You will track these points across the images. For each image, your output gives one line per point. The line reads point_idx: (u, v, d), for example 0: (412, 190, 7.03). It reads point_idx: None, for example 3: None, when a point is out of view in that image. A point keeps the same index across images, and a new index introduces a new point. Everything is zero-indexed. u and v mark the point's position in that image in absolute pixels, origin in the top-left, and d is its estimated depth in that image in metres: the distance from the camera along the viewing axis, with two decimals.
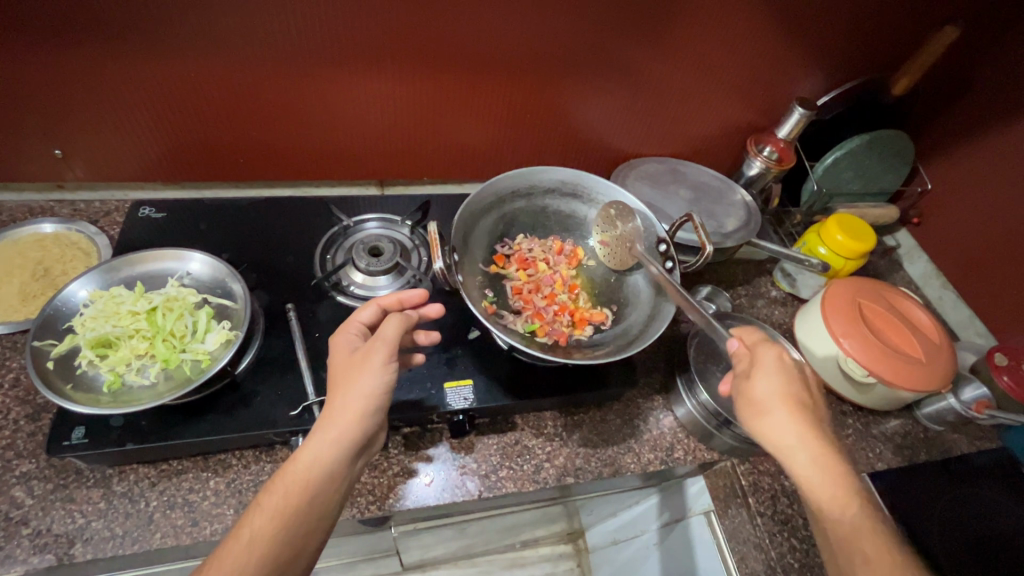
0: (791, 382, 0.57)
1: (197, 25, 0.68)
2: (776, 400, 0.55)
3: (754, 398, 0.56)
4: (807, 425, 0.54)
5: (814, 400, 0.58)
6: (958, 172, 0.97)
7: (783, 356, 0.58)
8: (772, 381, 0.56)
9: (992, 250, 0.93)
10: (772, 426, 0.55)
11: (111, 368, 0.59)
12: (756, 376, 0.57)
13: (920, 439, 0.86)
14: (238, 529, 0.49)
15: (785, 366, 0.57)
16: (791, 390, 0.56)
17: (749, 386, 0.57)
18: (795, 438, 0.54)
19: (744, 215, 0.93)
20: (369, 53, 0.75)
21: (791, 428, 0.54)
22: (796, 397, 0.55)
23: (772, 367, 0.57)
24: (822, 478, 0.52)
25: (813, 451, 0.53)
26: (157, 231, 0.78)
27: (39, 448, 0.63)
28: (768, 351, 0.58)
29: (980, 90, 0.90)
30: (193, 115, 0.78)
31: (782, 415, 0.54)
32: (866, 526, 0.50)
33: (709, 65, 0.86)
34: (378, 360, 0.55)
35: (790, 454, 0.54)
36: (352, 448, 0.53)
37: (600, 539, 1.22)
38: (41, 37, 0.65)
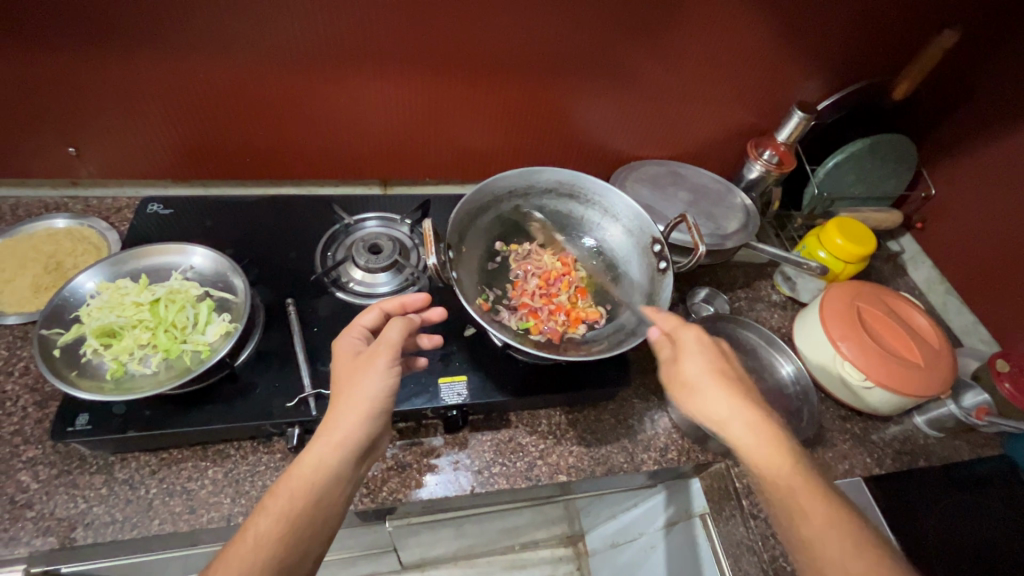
0: (714, 356, 0.59)
1: (204, 27, 0.70)
2: (704, 376, 0.57)
3: (686, 380, 0.58)
4: (734, 395, 0.55)
5: (742, 371, 0.59)
6: (962, 177, 0.96)
7: (702, 335, 0.60)
8: (700, 360, 0.58)
9: (996, 255, 0.92)
10: (705, 401, 0.56)
11: (115, 356, 0.61)
12: (683, 357, 0.59)
13: (920, 445, 0.85)
14: (244, 532, 0.50)
15: (707, 341, 0.60)
16: (717, 364, 0.58)
17: (677, 368, 0.59)
18: (729, 409, 0.55)
19: (743, 218, 0.93)
20: (370, 55, 0.77)
21: (724, 399, 0.55)
22: (722, 370, 0.57)
23: (694, 347, 0.59)
24: (758, 444, 0.53)
25: (747, 420, 0.54)
26: (164, 227, 0.80)
27: (45, 435, 0.65)
28: (688, 332, 0.60)
29: (983, 94, 0.89)
30: (200, 115, 0.81)
31: (710, 388, 0.56)
32: (802, 483, 0.51)
33: (708, 68, 0.86)
34: (381, 363, 0.56)
35: (728, 427, 0.55)
36: (356, 450, 0.54)
37: (600, 542, 1.21)
38: (56, 38, 0.68)
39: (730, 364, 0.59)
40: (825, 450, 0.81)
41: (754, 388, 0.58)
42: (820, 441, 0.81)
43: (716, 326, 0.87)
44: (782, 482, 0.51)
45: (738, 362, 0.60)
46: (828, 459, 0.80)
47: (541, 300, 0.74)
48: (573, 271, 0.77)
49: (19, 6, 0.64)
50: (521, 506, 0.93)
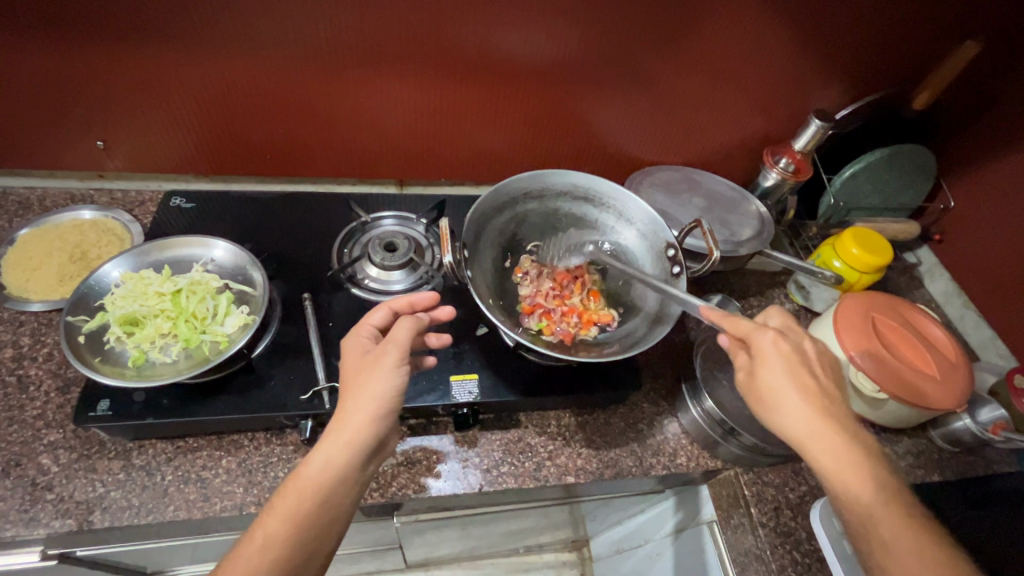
0: (797, 366, 0.54)
1: (232, 26, 0.72)
2: (788, 389, 0.54)
3: (765, 389, 0.55)
4: (818, 413, 0.53)
5: (826, 383, 0.55)
6: (982, 189, 0.95)
7: (780, 339, 0.56)
8: (778, 370, 0.54)
9: (1016, 269, 0.91)
10: (785, 416, 0.53)
11: (137, 344, 0.62)
12: (759, 366, 0.55)
13: (934, 459, 0.84)
14: (253, 531, 0.51)
15: (791, 352, 0.55)
16: (798, 375, 0.54)
17: (754, 375, 0.56)
18: (813, 428, 0.52)
19: (758, 225, 0.93)
20: (391, 56, 0.78)
21: (811, 414, 0.53)
22: (807, 386, 0.54)
23: (773, 355, 0.55)
24: (841, 465, 0.51)
25: (832, 441, 0.51)
26: (185, 220, 0.82)
27: (67, 419, 0.67)
28: (764, 336, 0.56)
29: (1005, 106, 0.88)
30: (224, 112, 0.82)
31: (792, 403, 0.53)
32: (889, 510, 0.50)
33: (726, 74, 0.87)
34: (388, 363, 0.56)
35: (808, 444, 0.52)
36: (363, 450, 0.54)
37: (606, 548, 1.21)
38: (89, 33, 0.70)
39: (814, 376, 0.55)
40: None
41: (837, 403, 0.54)
42: None
43: None
44: (864, 505, 0.50)
45: (823, 370, 0.56)
46: None
47: (557, 299, 0.75)
48: (585, 274, 0.78)
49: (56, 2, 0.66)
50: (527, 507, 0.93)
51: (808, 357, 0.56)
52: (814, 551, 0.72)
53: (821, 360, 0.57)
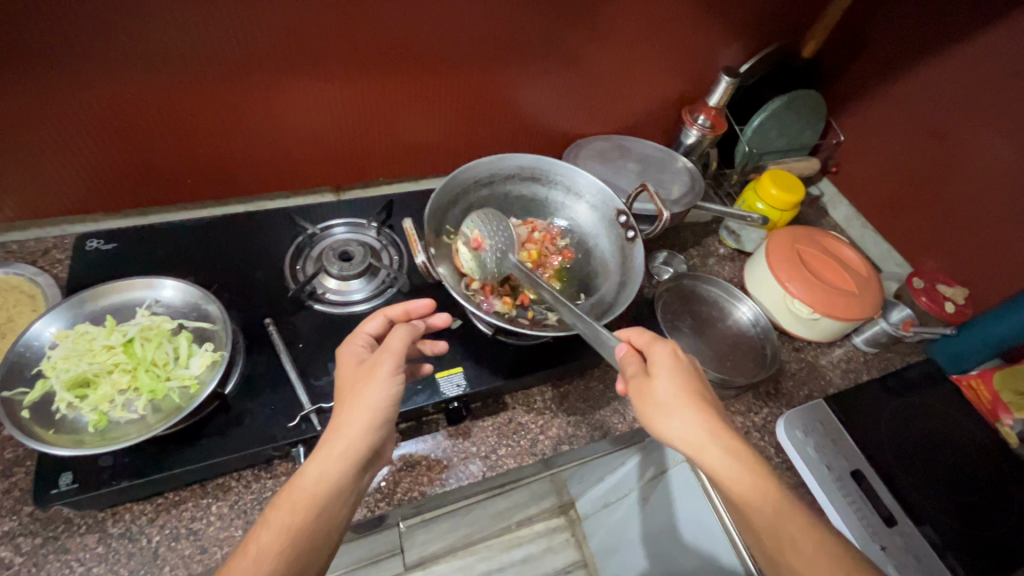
0: (683, 381, 0.55)
1: (125, 46, 0.65)
2: (679, 398, 0.54)
3: (658, 398, 0.54)
4: (709, 423, 0.52)
5: (705, 390, 0.56)
6: (864, 123, 1.08)
7: (675, 350, 0.58)
8: (668, 381, 0.55)
9: (900, 189, 1.05)
10: (674, 428, 0.53)
11: (94, 407, 0.56)
12: (657, 374, 0.56)
13: (862, 362, 0.96)
14: (245, 547, 0.48)
15: (678, 362, 0.57)
16: (686, 385, 0.55)
17: (650, 387, 0.55)
18: (703, 440, 0.52)
19: (688, 181, 1.00)
20: (310, 58, 0.75)
21: (704, 425, 0.52)
22: (697, 396, 0.54)
23: (665, 364, 0.56)
24: (753, 486, 0.49)
25: (733, 455, 0.51)
26: (108, 264, 0.74)
27: (19, 503, 0.60)
28: (660, 346, 0.58)
29: (875, 48, 1.00)
30: (130, 138, 0.75)
31: (682, 412, 0.53)
32: (796, 524, 0.48)
33: (641, 43, 0.91)
34: (384, 371, 0.54)
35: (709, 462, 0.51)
36: (359, 461, 0.52)
37: (591, 505, 1.27)
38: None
39: (701, 384, 0.56)
40: (786, 381, 0.90)
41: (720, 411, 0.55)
42: (782, 373, 0.90)
43: (679, 284, 0.94)
44: (779, 528, 0.48)
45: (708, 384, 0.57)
46: (790, 388, 0.89)
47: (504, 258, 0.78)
48: (551, 241, 0.81)
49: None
50: (506, 488, 0.95)
51: (696, 370, 0.58)
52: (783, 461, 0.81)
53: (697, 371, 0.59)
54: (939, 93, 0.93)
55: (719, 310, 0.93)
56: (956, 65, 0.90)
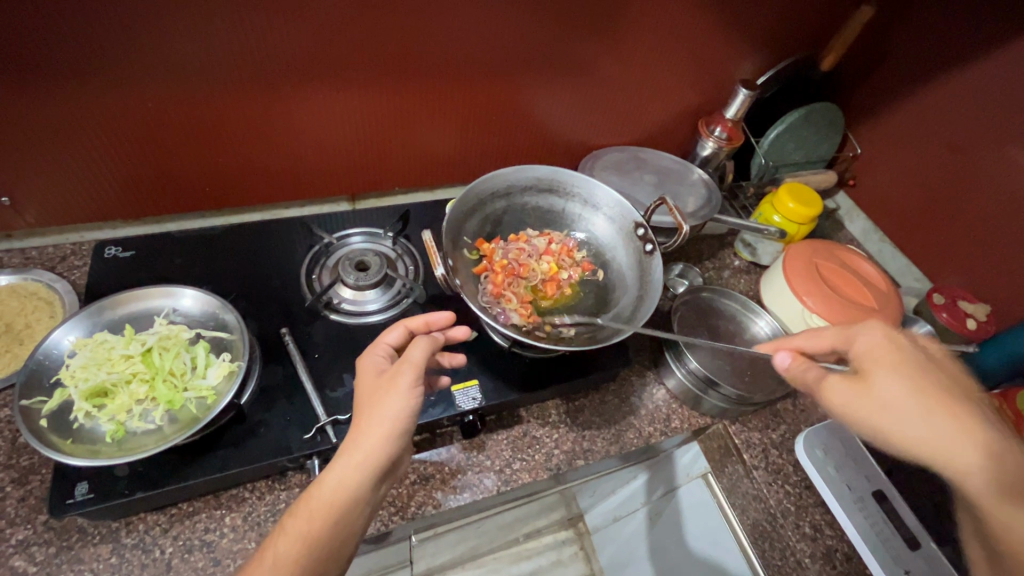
0: (913, 372, 0.51)
1: (150, 55, 0.65)
2: (908, 397, 0.50)
3: (884, 400, 0.50)
4: (966, 424, 0.48)
5: (950, 380, 0.52)
6: (882, 136, 1.07)
7: (888, 339, 0.55)
8: (893, 377, 0.51)
9: (919, 203, 1.04)
10: (903, 428, 0.49)
11: (112, 417, 0.56)
12: (875, 371, 0.52)
13: None
14: (263, 553, 0.49)
15: (902, 353, 0.53)
16: (917, 379, 0.51)
17: (867, 388, 0.51)
18: (956, 445, 0.47)
19: (705, 193, 0.99)
20: (331, 68, 0.75)
21: (954, 430, 0.48)
22: (931, 391, 0.50)
23: (888, 361, 0.52)
24: (1012, 484, 0.45)
25: (985, 450, 0.46)
26: (127, 271, 0.74)
27: (33, 512, 0.59)
28: (866, 333, 0.56)
29: (894, 61, 1.00)
30: (151, 146, 0.75)
31: (915, 412, 0.49)
32: None
33: (659, 55, 0.91)
34: (402, 384, 0.54)
35: (957, 465, 0.46)
36: (376, 472, 0.52)
37: (601, 518, 1.25)
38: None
39: (943, 375, 0.52)
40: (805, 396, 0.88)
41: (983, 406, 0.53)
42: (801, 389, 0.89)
43: (695, 298, 0.93)
44: None
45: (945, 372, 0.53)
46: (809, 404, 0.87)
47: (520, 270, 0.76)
48: (568, 253, 0.79)
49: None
50: (519, 501, 0.94)
51: (919, 355, 0.55)
52: (802, 480, 0.79)
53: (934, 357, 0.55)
54: (960, 106, 0.92)
55: (737, 324, 0.92)
56: (979, 78, 0.89)
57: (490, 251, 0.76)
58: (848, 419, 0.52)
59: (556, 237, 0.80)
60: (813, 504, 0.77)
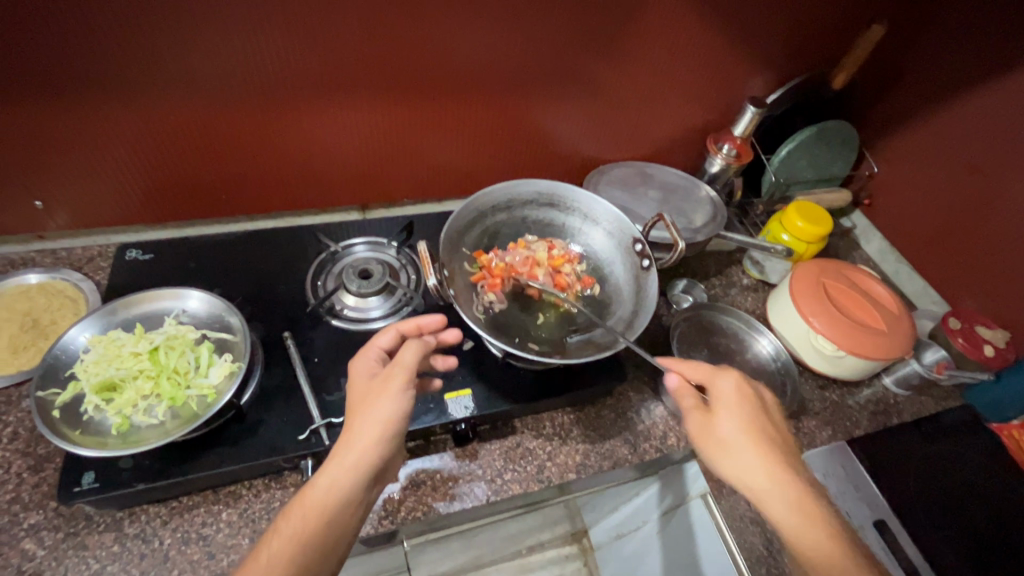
0: (751, 416, 0.58)
1: (172, 71, 0.70)
2: (739, 434, 0.57)
3: (720, 436, 0.57)
4: (774, 461, 0.55)
5: (778, 432, 0.59)
6: (899, 156, 1.05)
7: (740, 383, 0.60)
8: (735, 420, 0.57)
9: (937, 224, 1.01)
10: (728, 462, 0.56)
11: (118, 411, 0.60)
12: (721, 410, 0.59)
13: (892, 405, 0.91)
14: (258, 552, 0.50)
15: (742, 397, 0.59)
16: (747, 421, 0.58)
17: (713, 420, 0.58)
18: (754, 474, 0.54)
19: (710, 210, 0.99)
20: (341, 85, 0.78)
21: (766, 465, 0.55)
22: (761, 435, 0.57)
23: (729, 401, 0.59)
24: (798, 522, 0.52)
25: (788, 493, 0.53)
26: (145, 273, 0.79)
27: (46, 498, 0.63)
28: (725, 378, 0.61)
29: (911, 79, 0.98)
30: (172, 156, 0.80)
31: (744, 446, 0.56)
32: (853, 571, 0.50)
33: (666, 73, 0.92)
34: (395, 387, 0.55)
35: (762, 498, 0.54)
36: (369, 473, 0.53)
37: (604, 535, 1.23)
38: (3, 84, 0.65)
39: (770, 422, 0.58)
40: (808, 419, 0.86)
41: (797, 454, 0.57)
42: (804, 411, 0.87)
43: (697, 314, 0.93)
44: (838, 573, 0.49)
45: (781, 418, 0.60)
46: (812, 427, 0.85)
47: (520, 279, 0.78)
48: (567, 264, 0.80)
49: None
50: (516, 513, 0.94)
51: (763, 402, 0.61)
52: None
53: (771, 409, 0.61)
54: (978, 126, 0.90)
55: (739, 343, 0.91)
56: (998, 98, 0.87)
57: (488, 262, 0.77)
58: (698, 444, 0.59)
59: (555, 247, 0.80)
60: None
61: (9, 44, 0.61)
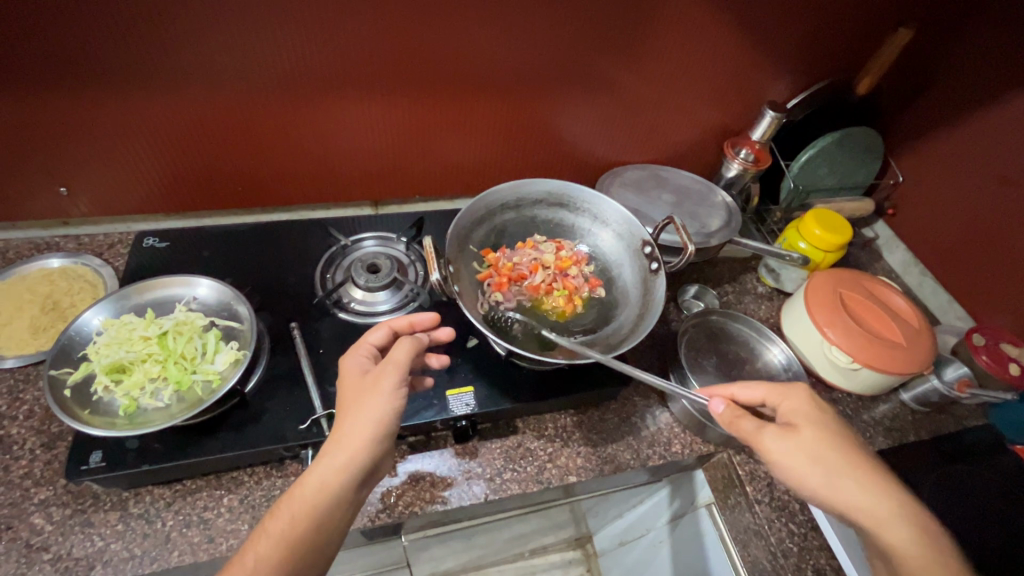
0: (831, 431, 0.56)
1: (192, 64, 0.71)
2: (830, 452, 0.54)
3: (810, 454, 0.54)
4: (871, 480, 0.53)
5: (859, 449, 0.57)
6: (926, 165, 1.02)
7: (813, 395, 0.59)
8: (822, 436, 0.55)
9: (964, 237, 0.97)
10: (824, 481, 0.53)
11: (126, 392, 0.61)
12: (805, 424, 0.56)
13: (909, 421, 0.88)
14: (247, 553, 0.50)
15: (819, 412, 0.58)
16: (839, 439, 0.56)
17: (796, 435, 0.55)
18: (867, 493, 0.52)
19: (725, 215, 0.97)
20: (356, 81, 0.79)
21: (865, 484, 0.53)
22: (856, 454, 0.55)
23: (812, 414, 0.57)
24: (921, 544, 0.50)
25: (892, 510, 0.51)
26: (161, 260, 0.81)
27: (56, 475, 0.65)
28: (800, 391, 0.60)
29: (941, 86, 0.95)
30: (191, 148, 0.82)
31: (834, 465, 0.53)
32: None
33: (684, 76, 0.91)
34: (387, 387, 0.55)
35: (873, 522, 0.51)
36: (359, 474, 0.53)
37: (609, 541, 1.22)
38: (30, 73, 0.67)
39: (850, 439, 0.57)
40: None
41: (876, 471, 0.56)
42: None
43: (706, 320, 0.91)
44: None
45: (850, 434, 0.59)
46: None
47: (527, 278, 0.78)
48: (576, 265, 0.79)
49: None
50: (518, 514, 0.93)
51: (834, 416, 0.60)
52: (807, 521, 0.76)
53: (845, 423, 0.60)
54: (1011, 136, 0.87)
55: (749, 351, 0.89)
56: None
57: (496, 261, 0.78)
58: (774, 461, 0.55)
59: (563, 247, 0.80)
60: (819, 546, 0.73)
61: (37, 34, 0.64)
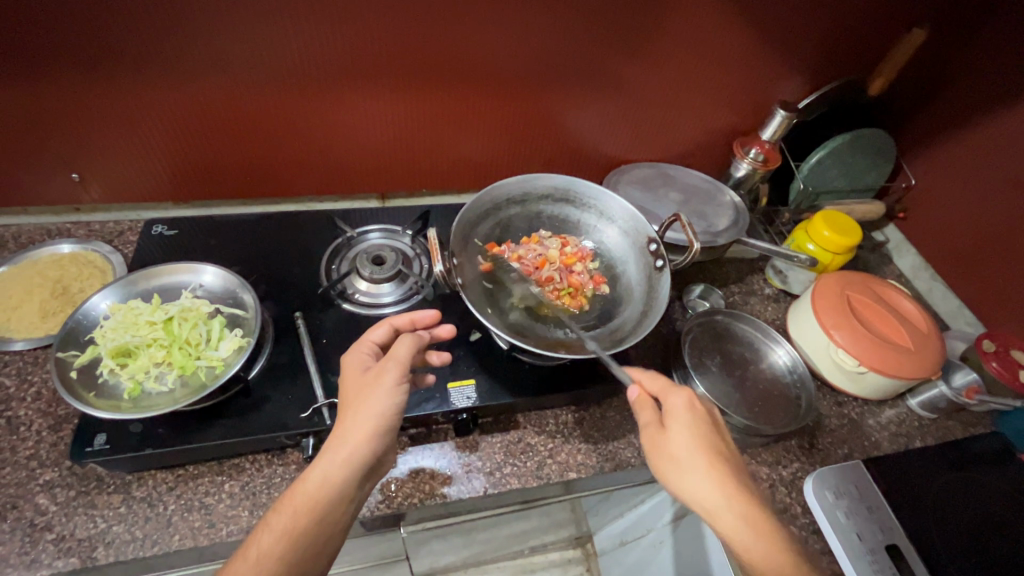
0: (704, 433, 0.55)
1: (202, 53, 0.72)
2: (693, 451, 0.54)
3: (672, 452, 0.54)
4: (719, 480, 0.52)
5: (731, 449, 0.56)
6: (939, 168, 1.00)
7: (692, 400, 0.57)
8: (686, 438, 0.54)
9: (977, 242, 0.96)
10: (680, 481, 0.53)
11: (131, 376, 0.62)
12: (671, 425, 0.55)
13: (916, 427, 0.87)
14: (249, 547, 0.50)
15: (695, 413, 0.56)
16: (703, 439, 0.54)
17: (663, 437, 0.55)
18: (699, 490, 0.52)
19: (733, 215, 0.96)
20: (365, 73, 0.79)
21: (715, 484, 0.52)
22: (715, 454, 0.54)
23: (683, 414, 0.56)
24: (758, 543, 0.49)
25: (738, 510, 0.51)
26: (169, 247, 0.82)
27: (61, 457, 0.66)
28: (676, 394, 0.58)
29: (956, 88, 0.93)
30: (200, 137, 0.82)
31: (694, 466, 0.53)
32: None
33: (693, 74, 0.90)
34: (388, 381, 0.56)
35: (725, 525, 0.50)
36: (360, 468, 0.54)
37: (609, 541, 1.21)
38: (43, 60, 0.68)
39: (721, 442, 0.55)
40: (823, 436, 0.83)
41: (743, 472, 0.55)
42: (819, 428, 0.84)
43: (711, 321, 0.91)
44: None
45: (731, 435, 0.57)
46: (827, 445, 0.82)
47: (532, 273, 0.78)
48: (582, 262, 0.80)
49: (6, 29, 0.64)
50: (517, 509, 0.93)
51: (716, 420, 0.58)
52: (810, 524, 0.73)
53: (724, 428, 0.58)
54: None
55: (754, 352, 0.88)
56: None
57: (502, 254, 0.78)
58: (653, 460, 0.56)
59: (570, 245, 0.81)
60: None
61: (50, 21, 0.64)
